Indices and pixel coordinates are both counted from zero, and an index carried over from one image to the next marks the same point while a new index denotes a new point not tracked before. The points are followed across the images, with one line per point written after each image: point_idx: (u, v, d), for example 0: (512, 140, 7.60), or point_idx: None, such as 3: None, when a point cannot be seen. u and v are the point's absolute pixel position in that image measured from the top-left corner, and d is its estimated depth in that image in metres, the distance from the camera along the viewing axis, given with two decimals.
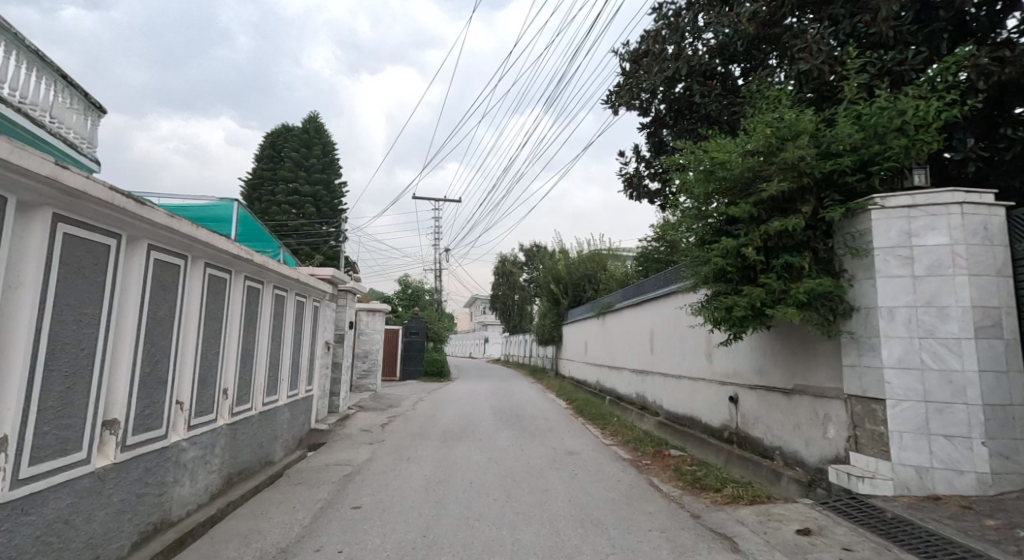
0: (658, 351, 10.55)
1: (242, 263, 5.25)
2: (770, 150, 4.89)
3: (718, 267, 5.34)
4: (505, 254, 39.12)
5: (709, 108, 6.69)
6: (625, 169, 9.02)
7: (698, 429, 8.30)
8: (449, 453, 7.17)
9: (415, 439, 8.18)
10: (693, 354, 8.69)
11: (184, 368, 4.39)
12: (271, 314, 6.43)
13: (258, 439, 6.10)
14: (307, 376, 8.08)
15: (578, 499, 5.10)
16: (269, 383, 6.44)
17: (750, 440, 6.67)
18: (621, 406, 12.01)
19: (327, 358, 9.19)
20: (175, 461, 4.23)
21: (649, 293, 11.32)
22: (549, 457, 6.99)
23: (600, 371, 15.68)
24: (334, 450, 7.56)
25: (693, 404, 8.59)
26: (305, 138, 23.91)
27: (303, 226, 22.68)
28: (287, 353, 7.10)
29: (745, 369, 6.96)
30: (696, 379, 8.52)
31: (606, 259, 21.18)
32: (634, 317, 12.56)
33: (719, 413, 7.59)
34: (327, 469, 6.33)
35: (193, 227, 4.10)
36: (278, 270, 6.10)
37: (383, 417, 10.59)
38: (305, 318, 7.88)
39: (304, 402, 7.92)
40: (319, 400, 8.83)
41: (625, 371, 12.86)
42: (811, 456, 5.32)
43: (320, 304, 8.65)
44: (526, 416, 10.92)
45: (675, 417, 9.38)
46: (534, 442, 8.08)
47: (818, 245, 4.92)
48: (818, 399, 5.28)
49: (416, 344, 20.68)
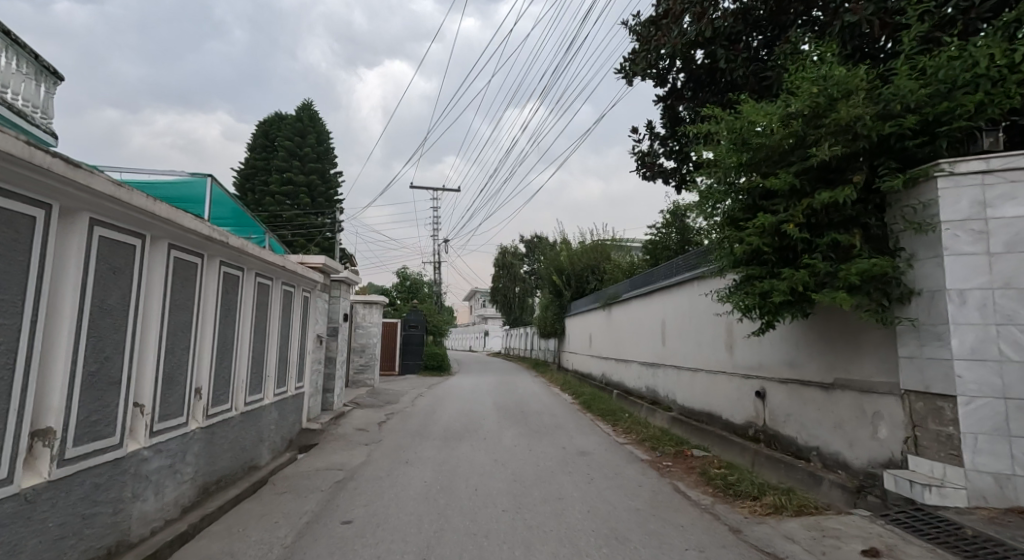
0: (672, 343, 9.98)
1: (217, 246, 4.65)
2: (816, 111, 4.28)
3: (752, 247, 4.76)
4: (505, 246, 38.48)
5: (735, 74, 6.07)
6: (637, 147, 8.40)
7: (718, 426, 7.75)
8: (451, 454, 6.60)
9: (415, 439, 7.61)
10: (711, 345, 8.14)
11: (144, 365, 3.79)
12: (255, 304, 5.84)
13: (241, 442, 5.52)
14: (297, 372, 7.49)
15: (598, 509, 4.53)
16: (252, 380, 5.86)
17: (780, 439, 6.11)
18: (630, 401, 11.44)
19: (319, 352, 8.60)
20: (135, 473, 3.64)
21: (662, 282, 10.74)
22: (560, 459, 6.41)
23: (606, 365, 15.12)
24: (326, 452, 6.99)
25: (711, 399, 8.05)
26: (298, 126, 23.19)
27: (297, 217, 22.04)
28: (273, 347, 6.51)
29: (772, 360, 6.41)
30: (715, 373, 7.97)
31: (610, 249, 20.58)
32: (644, 307, 11.99)
33: (743, 409, 7.04)
34: (317, 474, 5.76)
35: (151, 201, 3.49)
36: (260, 255, 5.50)
37: (380, 414, 10.02)
38: (294, 309, 7.28)
39: (293, 400, 7.34)
40: (311, 397, 8.25)
41: (634, 364, 12.30)
42: (857, 458, 4.75)
43: (311, 294, 8.07)
44: (531, 412, 10.35)
45: (692, 413, 8.82)
46: (542, 441, 7.52)
47: (870, 220, 4.33)
48: (865, 395, 4.70)
49: (415, 337, 20.11)
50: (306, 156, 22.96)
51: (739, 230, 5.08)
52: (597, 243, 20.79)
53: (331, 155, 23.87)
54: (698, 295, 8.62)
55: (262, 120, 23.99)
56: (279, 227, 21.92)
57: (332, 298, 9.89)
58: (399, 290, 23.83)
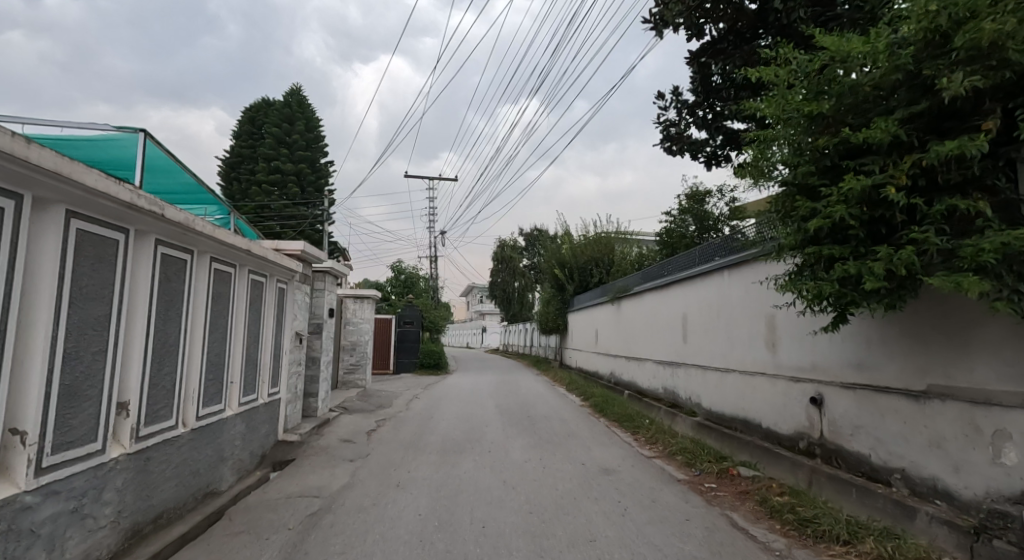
0: (697, 339, 8.99)
1: (152, 219, 3.62)
2: (935, 36, 3.27)
3: (835, 219, 3.76)
4: (503, 239, 37.36)
5: (795, 16, 5.07)
6: (661, 117, 7.38)
7: (757, 436, 6.75)
8: (451, 475, 5.56)
9: (408, 454, 6.56)
10: (747, 342, 7.16)
11: (26, 377, 2.73)
12: (211, 294, 4.81)
13: (193, 465, 4.47)
14: (270, 376, 6.44)
15: (642, 556, 3.51)
16: (210, 389, 4.81)
17: (844, 456, 5.11)
18: (646, 403, 10.45)
19: (299, 353, 7.55)
20: (8, 529, 2.59)
21: (685, 272, 9.77)
22: (581, 479, 5.38)
23: (615, 364, 14.11)
24: (303, 470, 5.95)
25: (747, 404, 7.05)
26: (286, 112, 22.09)
27: (286, 207, 20.88)
28: (237, 347, 5.46)
29: (830, 361, 5.43)
30: (752, 373, 7.00)
31: (614, 242, 19.54)
32: (660, 301, 11.00)
33: (791, 417, 6.03)
34: (288, 503, 4.72)
35: (24, 145, 2.46)
36: (217, 235, 4.46)
37: (371, 420, 8.98)
38: (264, 302, 6.24)
39: (266, 409, 6.28)
40: (289, 403, 7.19)
41: (649, 363, 11.31)
42: (970, 487, 3.75)
43: (288, 286, 7.04)
44: (538, 417, 9.34)
45: (722, 420, 7.82)
46: (556, 454, 6.50)
47: (999, 181, 3.33)
48: (978, 407, 3.71)
49: (410, 334, 19.07)
50: (295, 144, 21.88)
51: (813, 199, 4.09)
52: (601, 235, 19.74)
53: (321, 143, 22.77)
54: (733, 285, 7.64)
55: (248, 106, 22.92)
56: (266, 217, 20.75)
57: (314, 291, 8.81)
58: (394, 285, 22.78)
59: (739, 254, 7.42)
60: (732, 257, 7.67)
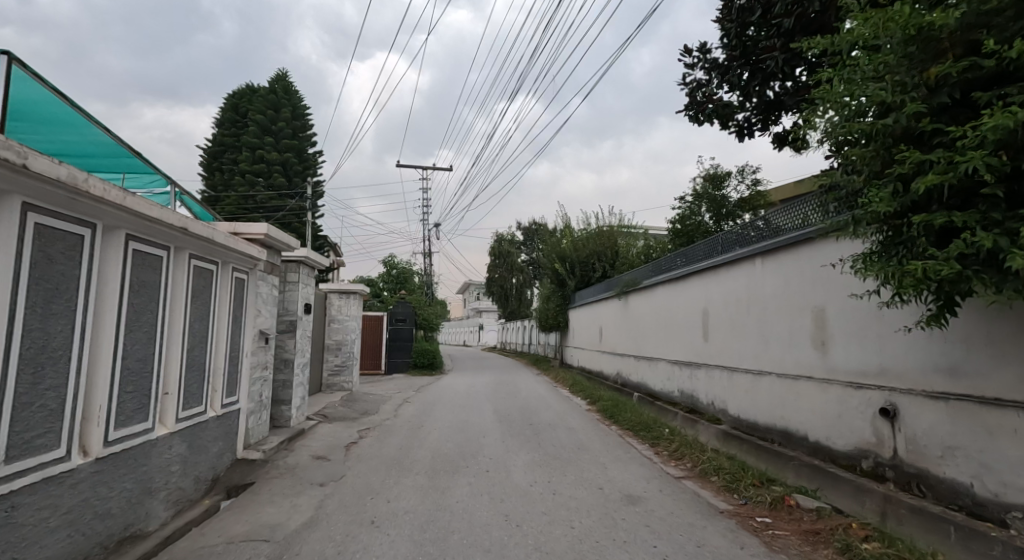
0: (721, 336, 8.00)
1: (8, 172, 2.59)
2: None
3: (963, 173, 2.76)
4: (501, 234, 36.25)
5: None
6: (687, 77, 6.30)
7: (803, 451, 5.73)
8: (439, 506, 4.51)
9: (391, 476, 5.50)
10: (788, 340, 6.16)
11: None
12: (132, 283, 3.77)
13: (99, 505, 3.40)
14: (225, 384, 5.39)
15: None
16: (130, 404, 3.76)
17: (931, 482, 4.09)
18: (661, 409, 9.43)
19: (266, 355, 6.51)
20: None
21: (706, 261, 8.76)
22: (601, 512, 4.36)
23: (622, 364, 13.11)
24: (262, 497, 4.92)
25: (790, 413, 6.04)
26: (271, 98, 20.96)
27: (272, 199, 19.78)
28: (173, 350, 4.41)
29: (905, 363, 4.43)
30: (795, 377, 5.99)
31: (617, 235, 18.48)
32: (675, 294, 10.00)
33: (850, 432, 5.00)
34: (228, 550, 3.69)
35: None
36: (130, 203, 3.43)
37: (353, 430, 7.96)
38: (216, 295, 5.18)
39: (218, 424, 5.22)
40: (253, 414, 6.14)
41: (663, 364, 10.30)
42: None
43: (250, 276, 6.00)
44: (542, 425, 8.32)
45: (755, 430, 6.79)
46: (566, 475, 5.48)
47: None
48: None
49: (405, 331, 18.10)
50: (280, 131, 20.79)
51: (924, 150, 3.08)
52: (603, 227, 18.68)
53: (308, 131, 21.66)
54: (770, 274, 6.63)
55: (232, 92, 21.83)
56: (250, 209, 19.67)
57: (287, 284, 7.74)
58: (386, 280, 21.71)
59: (779, 238, 6.41)
60: (770, 242, 6.65)
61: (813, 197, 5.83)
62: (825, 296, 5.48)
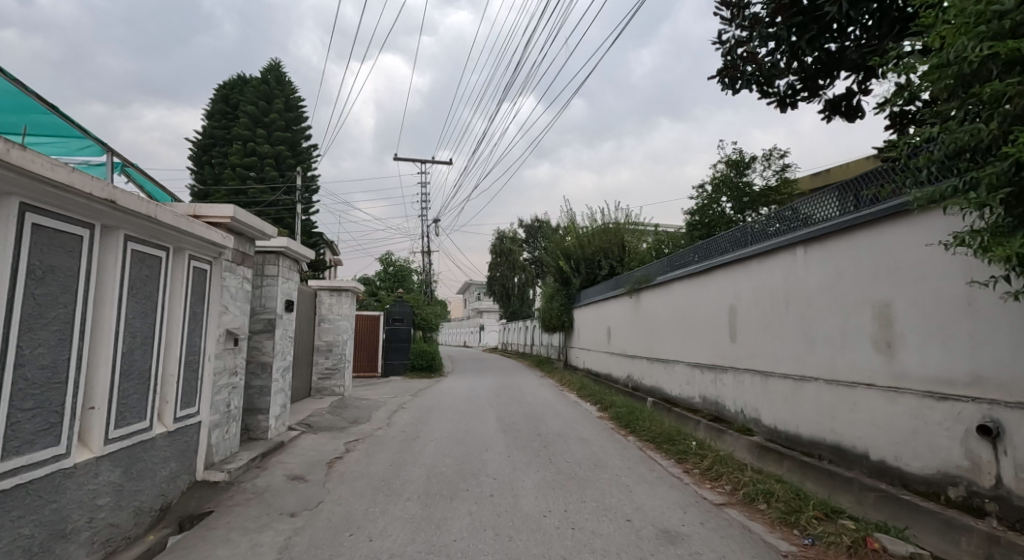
0: (751, 336, 7.15)
1: None
2: None
3: None
4: (502, 233, 35.38)
5: None
6: (722, 36, 5.39)
7: (864, 472, 4.85)
8: (433, 548, 3.65)
9: (376, 504, 4.63)
10: (838, 342, 5.32)
11: None
12: (30, 268, 2.90)
13: None
14: (179, 394, 4.52)
15: None
16: (29, 426, 2.89)
17: None
18: (681, 417, 8.57)
19: (235, 359, 5.64)
20: None
21: (731, 254, 7.90)
22: (635, 555, 3.49)
23: (633, 366, 12.26)
24: (219, 531, 4.06)
25: (843, 427, 5.17)
26: (263, 89, 20.13)
27: (263, 193, 19.00)
28: (102, 354, 3.55)
29: (1012, 370, 3.59)
30: (849, 386, 5.13)
31: (624, 231, 17.63)
32: (694, 290, 9.14)
33: (931, 451, 4.13)
34: None
35: None
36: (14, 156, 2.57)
37: (339, 442, 7.11)
38: (167, 285, 4.32)
39: (169, 443, 4.35)
40: (219, 428, 5.28)
41: (681, 367, 9.44)
42: None
43: (214, 266, 5.13)
44: (551, 435, 7.47)
45: (797, 444, 5.92)
46: (585, 501, 4.63)
47: None
48: None
49: (402, 333, 17.09)
50: (272, 124, 19.95)
51: None
52: (609, 223, 17.82)
53: (301, 124, 20.79)
54: (813, 266, 5.81)
55: (223, 83, 21.04)
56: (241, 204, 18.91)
57: (265, 277, 6.87)
58: (383, 279, 20.90)
59: (822, 226, 5.65)
60: (811, 230, 5.88)
61: (848, 186, 5.41)
62: (895, 289, 4.63)
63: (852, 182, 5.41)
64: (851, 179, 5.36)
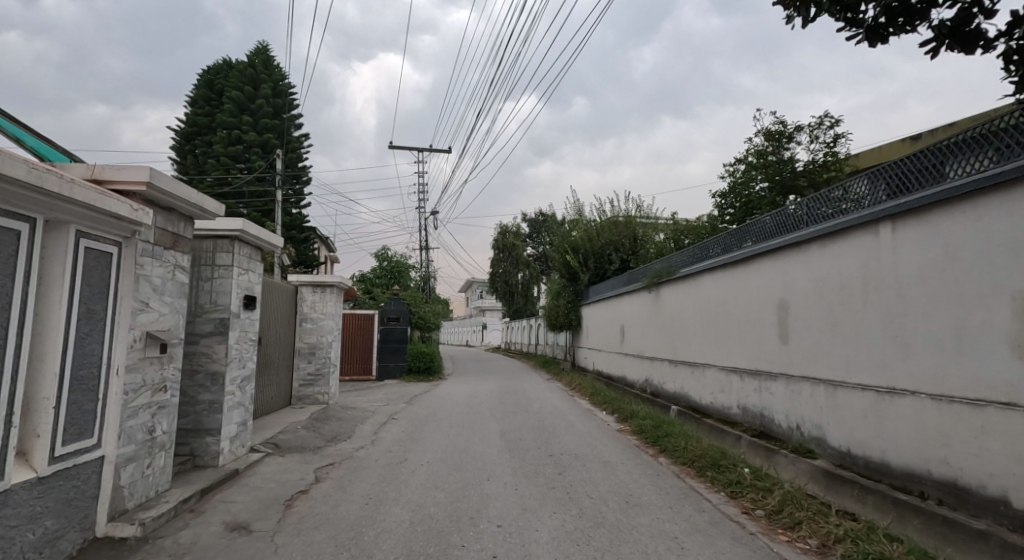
0: (810, 338, 5.86)
1: None
2: None
3: None
4: (504, 228, 34.08)
5: None
6: None
7: (1002, 523, 3.56)
8: None
9: None
10: (951, 345, 4.03)
11: None
12: None
13: None
14: (61, 423, 3.26)
15: None
16: None
17: None
18: (718, 432, 7.28)
19: (165, 370, 4.39)
20: None
21: (778, 239, 6.61)
22: None
23: (652, 370, 10.97)
24: None
25: (961, 458, 3.89)
26: (248, 74, 18.92)
27: (250, 184, 17.86)
28: None
29: None
30: (970, 404, 3.84)
31: (635, 222, 16.32)
32: (729, 283, 7.84)
33: None
34: None
35: None
36: None
37: (309, 468, 5.84)
38: (35, 272, 3.08)
39: (40, 494, 3.09)
40: (138, 462, 4.03)
41: (713, 373, 8.15)
42: None
43: (125, 248, 3.87)
44: (566, 457, 6.19)
45: (884, 475, 4.63)
46: None
47: None
48: None
49: (398, 332, 15.77)
50: (259, 110, 18.73)
51: None
52: (620, 214, 16.51)
53: (290, 111, 19.56)
54: (900, 248, 4.57)
55: (207, 68, 19.90)
56: (227, 196, 17.77)
57: (216, 267, 5.59)
58: (378, 275, 19.66)
59: (909, 197, 4.49)
60: (892, 202, 4.69)
61: (876, 170, 5.00)
62: None
63: (968, 135, 4.12)
64: (880, 165, 4.95)
